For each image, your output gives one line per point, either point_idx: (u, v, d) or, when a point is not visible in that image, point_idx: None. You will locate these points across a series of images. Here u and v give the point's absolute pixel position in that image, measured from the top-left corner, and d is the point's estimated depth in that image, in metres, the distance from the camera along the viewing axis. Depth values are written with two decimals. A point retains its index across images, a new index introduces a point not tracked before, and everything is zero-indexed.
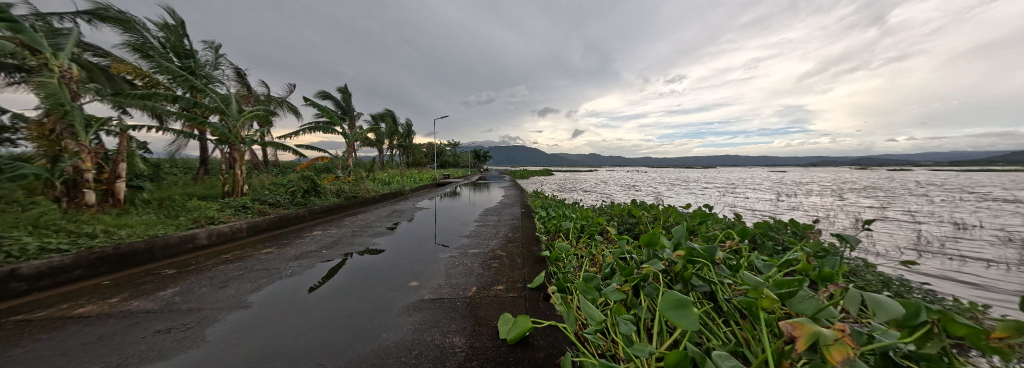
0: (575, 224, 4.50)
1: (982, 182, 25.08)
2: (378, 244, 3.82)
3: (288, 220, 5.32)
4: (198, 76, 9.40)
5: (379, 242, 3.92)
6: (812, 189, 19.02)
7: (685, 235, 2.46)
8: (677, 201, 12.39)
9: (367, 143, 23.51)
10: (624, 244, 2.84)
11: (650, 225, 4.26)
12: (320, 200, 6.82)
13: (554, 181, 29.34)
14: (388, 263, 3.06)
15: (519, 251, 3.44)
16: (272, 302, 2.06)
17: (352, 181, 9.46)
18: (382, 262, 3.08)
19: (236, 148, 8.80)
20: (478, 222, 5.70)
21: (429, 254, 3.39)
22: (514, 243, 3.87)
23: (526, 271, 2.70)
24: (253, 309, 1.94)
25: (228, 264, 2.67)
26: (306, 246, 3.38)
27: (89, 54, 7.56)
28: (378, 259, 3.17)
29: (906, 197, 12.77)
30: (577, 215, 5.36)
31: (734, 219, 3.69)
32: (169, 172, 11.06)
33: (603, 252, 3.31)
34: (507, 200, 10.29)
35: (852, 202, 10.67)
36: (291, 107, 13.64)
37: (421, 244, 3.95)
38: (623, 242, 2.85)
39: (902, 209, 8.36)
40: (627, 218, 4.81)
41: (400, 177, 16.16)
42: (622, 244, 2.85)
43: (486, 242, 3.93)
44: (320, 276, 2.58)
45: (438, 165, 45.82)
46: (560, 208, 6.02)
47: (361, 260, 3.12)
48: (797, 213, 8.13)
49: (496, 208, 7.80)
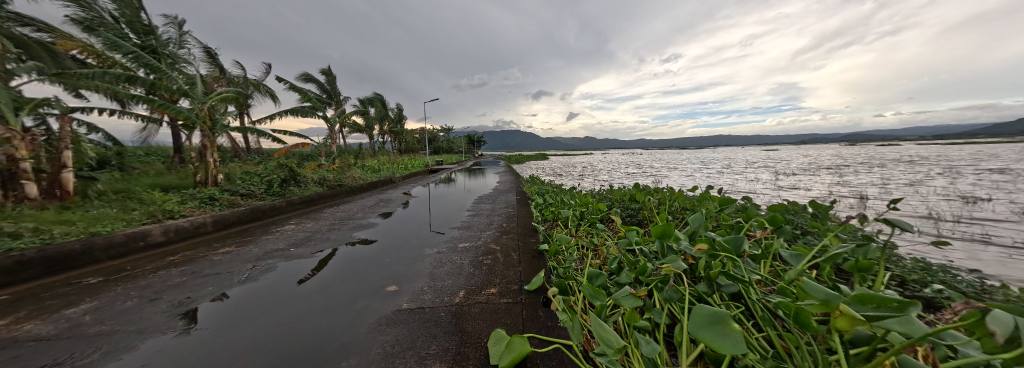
0: (574, 212, 4.28)
1: (967, 156, 25.59)
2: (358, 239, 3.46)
3: (261, 212, 4.93)
4: (163, 56, 8.64)
5: (359, 236, 3.56)
6: (806, 167, 19.09)
7: (703, 223, 2.12)
8: (673, 183, 12.31)
9: (356, 128, 22.74)
10: (632, 234, 2.52)
11: (655, 210, 4.04)
12: (299, 190, 6.42)
13: (549, 166, 29.05)
14: (368, 260, 2.74)
15: (515, 243, 3.14)
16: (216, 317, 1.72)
17: (338, 168, 8.99)
18: (361, 260, 2.75)
19: (207, 134, 8.13)
20: (470, 211, 5.36)
21: (417, 249, 3.09)
22: (509, 233, 3.56)
23: (522, 269, 2.37)
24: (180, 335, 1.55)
25: (172, 268, 2.31)
26: (272, 244, 3.01)
27: (29, 29, 6.77)
28: (356, 257, 2.83)
29: (901, 171, 12.78)
30: (576, 201, 5.08)
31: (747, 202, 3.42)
32: (140, 161, 10.48)
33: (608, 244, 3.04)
34: (502, 186, 9.94)
35: (848, 179, 10.61)
36: (269, 91, 12.90)
37: (412, 235, 3.67)
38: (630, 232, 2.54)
39: (903, 185, 8.24)
40: (628, 204, 4.56)
41: (391, 165, 15.67)
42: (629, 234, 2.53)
43: (478, 233, 3.60)
44: (287, 281, 2.24)
45: (432, 151, 45.04)
46: (558, 194, 5.73)
47: (337, 258, 2.77)
48: (797, 192, 8.00)
49: (491, 194, 7.47)
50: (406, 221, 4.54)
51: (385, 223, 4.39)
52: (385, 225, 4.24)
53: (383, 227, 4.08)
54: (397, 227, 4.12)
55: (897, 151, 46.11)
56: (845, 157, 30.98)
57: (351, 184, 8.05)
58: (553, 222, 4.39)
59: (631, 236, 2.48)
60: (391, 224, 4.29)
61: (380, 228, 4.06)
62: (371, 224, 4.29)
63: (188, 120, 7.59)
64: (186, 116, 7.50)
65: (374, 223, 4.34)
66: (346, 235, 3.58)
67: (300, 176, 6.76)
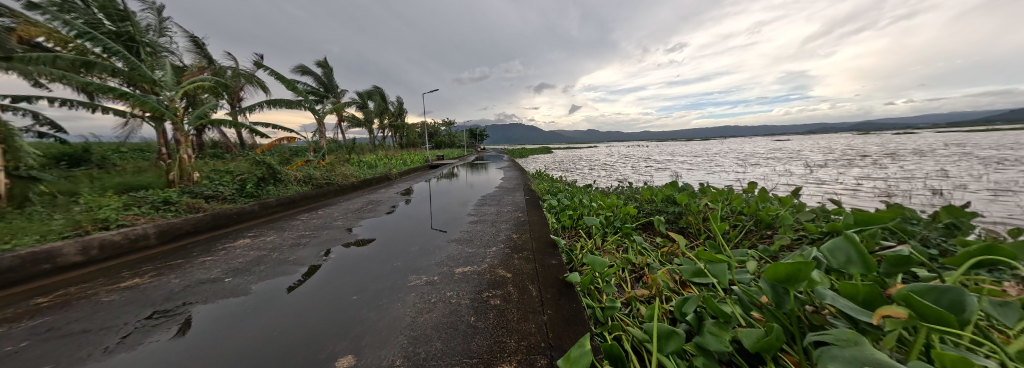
0: (599, 218, 3.60)
1: (997, 143, 24.16)
2: (331, 257, 2.72)
3: (226, 218, 4.19)
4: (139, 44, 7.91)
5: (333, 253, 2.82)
6: (831, 159, 17.83)
7: (859, 257, 1.21)
8: (691, 177, 11.42)
9: (355, 123, 22.04)
10: (718, 266, 1.57)
11: (700, 216, 3.31)
12: (279, 190, 5.68)
13: (552, 160, 28.25)
14: (355, 280, 2.23)
15: (532, 268, 2.34)
16: (167, 346, 1.44)
17: (327, 165, 8.17)
18: (347, 279, 2.25)
19: (178, 129, 6.82)
20: (472, 215, 4.56)
21: (409, 269, 2.40)
22: (521, 251, 2.74)
23: (549, 320, 1.59)
24: (163, 340, 1.48)
25: (19, 324, 1.53)
26: (203, 270, 2.23)
27: None
28: (341, 274, 2.32)
29: (947, 162, 11.57)
30: (599, 204, 4.27)
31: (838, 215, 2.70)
32: (120, 159, 9.88)
33: (659, 270, 2.35)
34: (507, 183, 9.09)
35: (890, 171, 9.61)
36: (260, 83, 12.20)
37: (405, 248, 2.97)
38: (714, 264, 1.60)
39: (968, 177, 7.19)
40: (665, 207, 3.79)
41: (389, 160, 14.93)
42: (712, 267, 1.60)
43: (482, 249, 2.81)
44: (261, 303, 1.87)
45: (433, 145, 44.12)
46: (575, 194, 4.93)
47: (319, 276, 2.29)
48: (843, 188, 7.04)
49: (495, 194, 6.65)
50: (397, 228, 3.82)
51: (369, 230, 3.64)
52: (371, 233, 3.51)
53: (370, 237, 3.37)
54: (387, 236, 3.44)
55: (914, 140, 44.40)
56: (867, 147, 29.42)
57: (340, 182, 7.28)
58: (574, 231, 3.70)
59: (717, 269, 1.55)
60: (379, 232, 3.58)
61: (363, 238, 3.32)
62: (350, 234, 3.50)
63: (156, 111, 6.37)
64: (153, 108, 6.30)
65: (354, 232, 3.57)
66: (312, 252, 2.79)
67: (281, 174, 5.98)
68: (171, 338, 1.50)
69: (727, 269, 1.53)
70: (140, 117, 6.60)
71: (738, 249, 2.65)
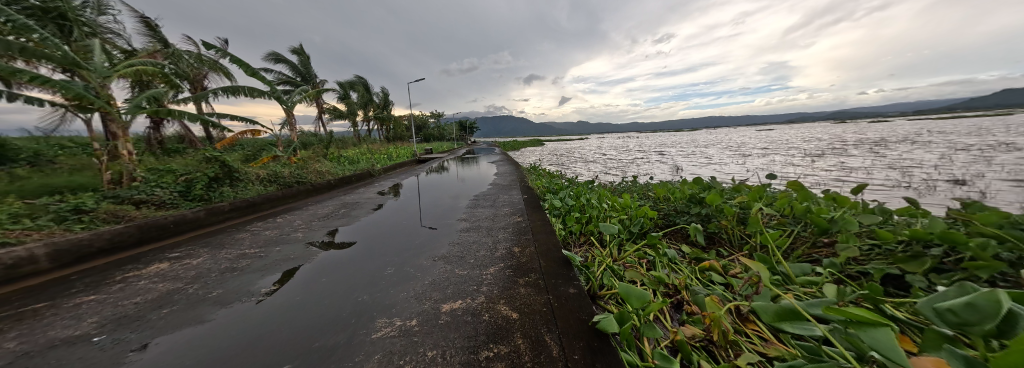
0: (615, 224, 3.06)
1: (972, 130, 25.02)
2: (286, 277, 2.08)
3: (157, 229, 3.38)
4: (70, 21, 6.64)
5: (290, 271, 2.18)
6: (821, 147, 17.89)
7: None
8: (691, 169, 11.06)
9: (336, 115, 20.73)
10: (879, 336, 0.94)
11: (734, 220, 2.80)
12: (235, 192, 4.85)
13: (544, 152, 27.75)
14: (311, 314, 1.63)
15: (545, 302, 1.74)
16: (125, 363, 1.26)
17: (299, 162, 7.27)
18: (301, 313, 1.64)
19: (113, 119, 5.73)
20: (464, 219, 3.92)
21: (381, 303, 1.76)
22: (527, 273, 2.13)
23: None
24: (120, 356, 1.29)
25: None
26: (59, 325, 1.48)
27: None
28: (294, 305, 1.72)
29: (944, 149, 11.50)
30: (611, 205, 3.69)
31: (920, 221, 2.19)
32: (55, 156, 8.60)
33: (708, 298, 1.82)
34: (500, 178, 8.45)
35: (891, 158, 9.47)
36: (224, 70, 10.97)
37: (379, 266, 2.33)
38: (870, 331, 0.97)
39: (980, 164, 6.94)
40: (690, 208, 3.25)
41: (374, 155, 14.01)
42: (866, 336, 0.98)
43: (479, 272, 2.18)
44: (254, 315, 1.62)
45: (421, 138, 42.61)
46: (580, 192, 4.34)
47: (259, 310, 1.67)
48: (857, 177, 6.69)
49: (488, 192, 5.99)
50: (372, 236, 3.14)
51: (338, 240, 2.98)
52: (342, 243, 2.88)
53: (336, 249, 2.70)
54: (357, 247, 2.76)
55: (892, 128, 45.98)
56: (851, 135, 30.06)
57: (313, 181, 6.46)
58: (585, 239, 3.16)
59: (879, 341, 0.92)
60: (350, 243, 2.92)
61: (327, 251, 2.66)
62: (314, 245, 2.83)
63: (83, 99, 5.18)
64: (78, 94, 5.11)
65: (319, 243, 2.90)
66: (245, 273, 2.07)
67: (238, 172, 5.11)
68: (135, 352, 1.32)
69: (897, 341, 0.91)
70: (64, 106, 5.48)
71: (798, 265, 2.13)
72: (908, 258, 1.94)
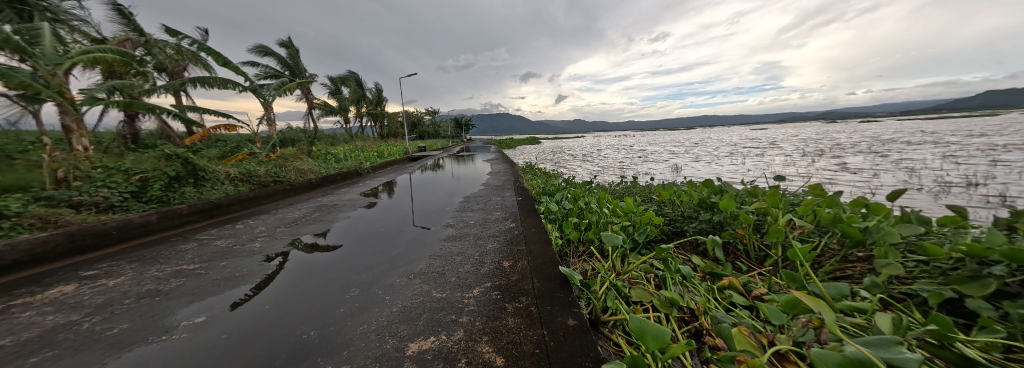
0: (618, 233, 2.73)
1: (960, 130, 25.31)
2: (234, 299, 1.73)
3: (93, 238, 2.96)
4: (23, 5, 6.08)
5: (242, 292, 1.83)
6: (817, 146, 17.84)
7: None
8: (689, 168, 10.81)
9: (326, 110, 20.11)
10: None
11: (752, 230, 2.48)
12: (198, 192, 4.41)
13: (539, 150, 27.42)
14: (255, 352, 1.28)
15: (537, 340, 1.39)
16: None
17: (278, 159, 6.82)
18: (243, 351, 1.29)
19: (66, 112, 5.23)
20: (450, 224, 3.54)
21: (329, 342, 1.36)
22: (517, 297, 1.78)
23: None
24: None
25: None
26: None
27: None
28: (240, 337, 1.38)
29: (941, 148, 11.42)
30: (612, 209, 3.37)
31: (973, 237, 1.88)
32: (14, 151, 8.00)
33: (735, 328, 1.49)
34: (494, 178, 8.10)
35: (890, 158, 9.33)
36: (202, 62, 10.39)
37: (343, 285, 1.95)
38: None
39: (985, 164, 6.77)
40: (700, 215, 2.93)
41: (364, 152, 13.52)
42: None
43: (461, 296, 1.81)
44: (180, 354, 1.26)
45: (416, 135, 41.93)
46: (579, 195, 4.01)
47: (196, 343, 1.33)
48: (862, 178, 6.46)
49: (480, 193, 5.64)
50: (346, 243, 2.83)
51: (323, 242, 2.82)
52: (327, 246, 2.73)
53: (298, 261, 2.34)
54: (328, 256, 2.45)
55: (882, 128, 46.60)
56: (844, 135, 30.23)
57: (292, 180, 6.02)
58: (584, 251, 2.83)
59: None
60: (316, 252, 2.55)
61: (310, 254, 2.52)
62: (294, 249, 2.65)
63: (29, 88, 4.69)
64: (23, 83, 4.62)
65: (302, 245, 2.75)
66: (169, 298, 1.69)
67: (204, 171, 4.67)
68: None
69: None
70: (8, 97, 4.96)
71: (837, 285, 1.78)
72: (967, 279, 1.61)
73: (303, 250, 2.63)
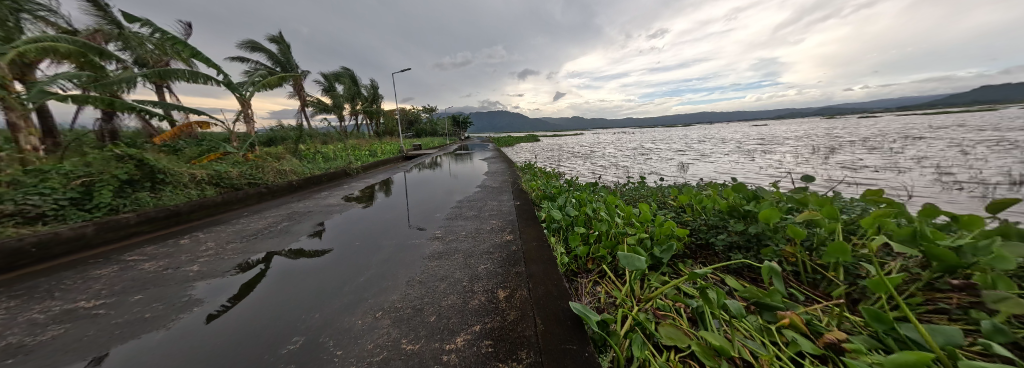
0: (637, 249, 2.25)
1: (966, 125, 24.92)
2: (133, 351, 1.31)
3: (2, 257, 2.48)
4: None
5: (146, 341, 1.38)
6: (825, 143, 17.34)
7: None
8: (696, 167, 10.32)
9: (318, 108, 19.46)
10: None
11: (803, 248, 2.01)
12: (153, 198, 3.92)
13: (539, 148, 26.86)
14: None
15: None
16: None
17: (255, 160, 6.32)
18: None
19: (10, 107, 4.70)
20: (436, 236, 3.06)
21: None
22: (515, 352, 1.31)
23: None
24: None
25: None
26: None
27: None
28: None
29: (954, 144, 11.01)
30: (624, 218, 2.87)
31: None
32: None
33: None
34: (491, 179, 7.59)
35: (908, 155, 8.86)
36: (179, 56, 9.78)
37: (283, 331, 1.47)
38: None
39: (1016, 162, 6.32)
40: (734, 228, 2.44)
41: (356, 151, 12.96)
42: None
43: (437, 350, 1.33)
44: None
45: (413, 133, 41.19)
46: (584, 200, 3.51)
47: None
48: (888, 176, 5.98)
49: (475, 196, 5.16)
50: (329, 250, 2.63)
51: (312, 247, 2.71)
52: (314, 251, 2.62)
53: (257, 279, 2.08)
54: (306, 269, 2.24)
55: (883, 124, 46.27)
56: (848, 131, 29.79)
57: (268, 183, 5.51)
58: (598, 273, 2.36)
59: None
60: (267, 274, 2.15)
61: (295, 260, 2.41)
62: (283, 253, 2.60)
63: None
64: None
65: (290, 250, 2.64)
66: (24, 361, 1.24)
67: (164, 173, 4.19)
68: None
69: None
70: None
71: (947, 330, 1.26)
72: None
73: (287, 256, 2.52)
